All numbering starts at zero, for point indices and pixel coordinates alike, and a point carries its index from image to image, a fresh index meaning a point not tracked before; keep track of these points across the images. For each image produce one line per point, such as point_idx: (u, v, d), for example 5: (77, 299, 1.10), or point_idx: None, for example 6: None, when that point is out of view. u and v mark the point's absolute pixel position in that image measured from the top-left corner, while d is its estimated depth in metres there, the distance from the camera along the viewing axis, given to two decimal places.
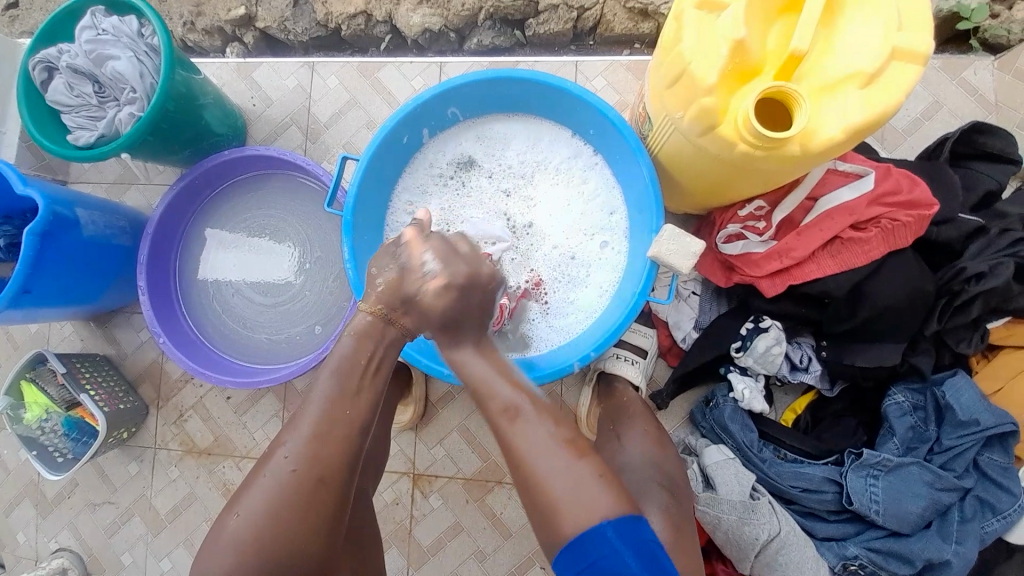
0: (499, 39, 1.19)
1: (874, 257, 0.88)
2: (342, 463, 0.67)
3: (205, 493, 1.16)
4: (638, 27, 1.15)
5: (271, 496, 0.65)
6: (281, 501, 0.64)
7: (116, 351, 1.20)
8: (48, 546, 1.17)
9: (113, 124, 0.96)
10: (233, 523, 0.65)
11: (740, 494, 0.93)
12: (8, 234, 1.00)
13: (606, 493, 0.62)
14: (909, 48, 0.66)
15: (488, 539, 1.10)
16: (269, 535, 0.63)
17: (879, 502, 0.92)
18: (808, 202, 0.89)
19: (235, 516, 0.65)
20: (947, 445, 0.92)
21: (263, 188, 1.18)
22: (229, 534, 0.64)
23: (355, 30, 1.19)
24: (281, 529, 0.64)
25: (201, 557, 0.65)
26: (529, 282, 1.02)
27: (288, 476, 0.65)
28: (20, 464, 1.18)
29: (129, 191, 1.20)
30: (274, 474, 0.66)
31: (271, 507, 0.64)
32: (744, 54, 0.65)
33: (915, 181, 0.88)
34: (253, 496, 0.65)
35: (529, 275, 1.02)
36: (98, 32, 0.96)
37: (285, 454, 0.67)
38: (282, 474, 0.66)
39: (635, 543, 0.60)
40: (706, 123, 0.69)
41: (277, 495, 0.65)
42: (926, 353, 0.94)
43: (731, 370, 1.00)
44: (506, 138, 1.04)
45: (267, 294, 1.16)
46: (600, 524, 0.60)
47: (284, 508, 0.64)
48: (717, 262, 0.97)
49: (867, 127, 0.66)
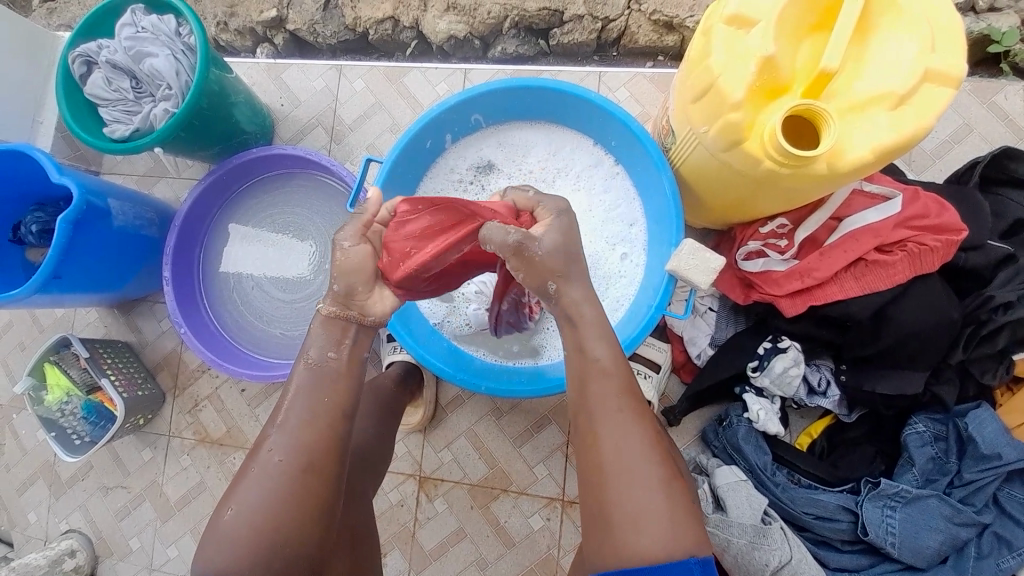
0: (523, 48, 1.19)
1: (898, 282, 0.85)
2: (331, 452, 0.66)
3: (213, 484, 1.17)
4: (663, 40, 1.15)
5: (261, 491, 0.62)
6: (267, 496, 0.62)
7: (136, 339, 1.22)
8: (59, 527, 1.19)
9: (148, 120, 0.99)
10: (227, 517, 0.62)
11: (751, 518, 0.91)
12: (41, 220, 1.03)
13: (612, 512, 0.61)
14: (943, 71, 0.64)
15: (490, 547, 1.09)
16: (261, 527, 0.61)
17: (895, 534, 0.89)
18: (832, 222, 0.88)
19: (229, 512, 0.63)
20: (967, 478, 0.89)
21: (287, 186, 1.20)
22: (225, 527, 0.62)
23: (382, 34, 1.21)
24: (272, 522, 0.61)
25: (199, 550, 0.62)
26: None
27: (277, 467, 0.63)
28: (37, 445, 1.21)
29: (158, 183, 1.23)
30: (262, 468, 0.63)
31: (265, 499, 0.62)
32: (773, 71, 0.65)
33: (944, 206, 0.85)
34: (244, 489, 0.63)
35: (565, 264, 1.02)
36: (138, 30, 0.99)
37: (271, 447, 0.64)
38: (272, 468, 0.63)
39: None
40: (731, 138, 0.69)
41: (265, 489, 0.62)
42: (949, 383, 0.91)
43: (746, 391, 0.98)
44: (529, 144, 1.04)
45: (285, 290, 1.18)
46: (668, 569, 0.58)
47: (274, 502, 0.62)
48: (736, 279, 0.96)
49: (897, 149, 0.65)
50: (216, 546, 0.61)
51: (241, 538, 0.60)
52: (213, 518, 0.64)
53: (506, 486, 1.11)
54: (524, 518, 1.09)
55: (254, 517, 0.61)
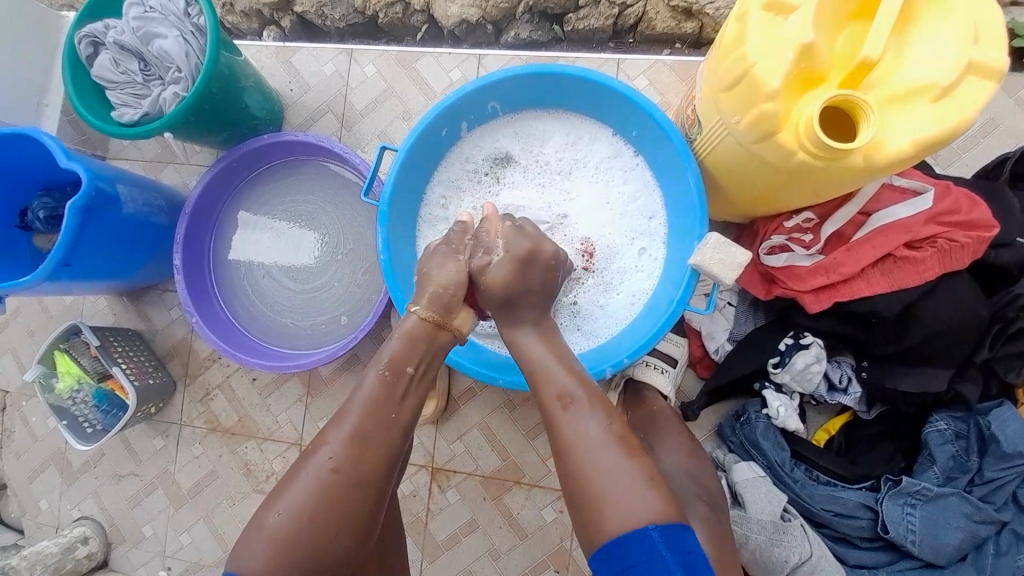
0: (537, 33, 1.16)
1: (927, 279, 0.84)
2: (386, 461, 0.66)
3: (225, 473, 1.17)
4: (681, 26, 1.11)
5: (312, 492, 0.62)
6: (316, 503, 0.61)
7: (146, 327, 1.21)
8: (71, 514, 1.19)
9: (157, 105, 0.96)
10: (273, 519, 0.62)
11: (771, 515, 0.91)
12: (48, 207, 1.01)
13: (637, 515, 0.59)
14: (987, 63, 0.62)
15: (503, 538, 1.09)
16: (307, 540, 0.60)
17: (916, 532, 0.89)
18: (860, 216, 0.86)
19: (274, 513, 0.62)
20: (988, 477, 0.88)
21: (298, 174, 1.18)
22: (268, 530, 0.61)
23: (392, 18, 1.18)
24: (324, 526, 0.61)
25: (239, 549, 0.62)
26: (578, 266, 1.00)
27: (328, 477, 0.63)
28: (48, 432, 1.21)
29: (166, 169, 1.21)
30: (315, 468, 0.63)
31: (314, 504, 0.61)
32: (811, 59, 0.62)
33: (976, 201, 0.83)
34: (295, 489, 0.63)
35: (581, 253, 1.00)
36: (146, 11, 0.97)
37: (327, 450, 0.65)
38: (321, 470, 0.63)
39: (681, 557, 0.58)
40: (764, 129, 0.67)
41: (316, 493, 0.62)
42: (973, 381, 0.90)
43: (766, 387, 0.97)
44: (546, 133, 1.02)
45: (296, 280, 1.16)
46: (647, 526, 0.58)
47: (326, 508, 0.62)
48: (758, 273, 0.94)
49: (936, 143, 0.63)
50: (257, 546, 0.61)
51: (289, 544, 0.60)
52: (258, 517, 0.63)
53: (519, 478, 1.10)
54: (537, 510, 1.09)
55: (301, 520, 0.61)
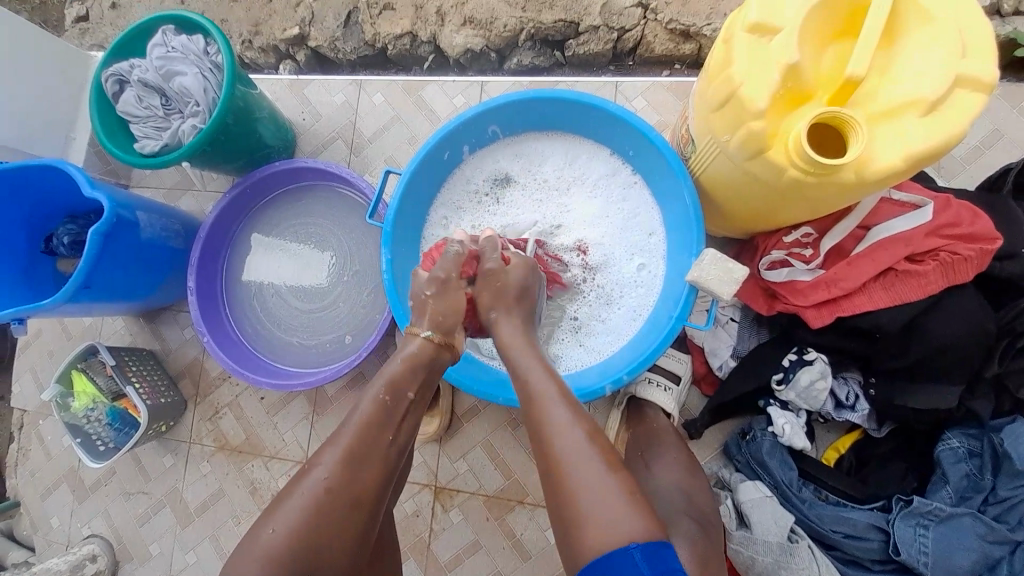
0: (539, 60, 1.20)
1: (930, 292, 0.83)
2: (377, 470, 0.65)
3: (232, 491, 1.18)
4: (679, 49, 1.14)
5: (304, 511, 0.61)
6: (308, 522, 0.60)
7: (160, 347, 1.25)
8: (82, 532, 1.21)
9: (176, 135, 1.01)
10: (264, 537, 0.60)
11: (777, 536, 0.88)
12: (72, 232, 1.06)
13: None
14: (974, 77, 0.63)
15: (507, 560, 1.08)
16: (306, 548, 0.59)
17: (929, 554, 0.85)
18: (859, 230, 0.86)
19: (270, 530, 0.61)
20: (1002, 496, 0.85)
21: (308, 198, 1.22)
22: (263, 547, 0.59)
23: (400, 49, 1.23)
24: (320, 543, 0.60)
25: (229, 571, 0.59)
26: (577, 282, 1.01)
27: (321, 498, 0.62)
28: (63, 450, 1.23)
29: (184, 195, 1.27)
30: (308, 489, 0.63)
31: (307, 520, 0.61)
32: (797, 78, 0.64)
33: (976, 214, 0.83)
34: (290, 507, 0.62)
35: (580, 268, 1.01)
36: (168, 50, 1.03)
37: (318, 474, 0.63)
38: (320, 488, 0.63)
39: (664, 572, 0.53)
40: (754, 147, 0.68)
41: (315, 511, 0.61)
42: (985, 398, 0.87)
43: (771, 404, 0.95)
44: (545, 154, 1.04)
45: (303, 300, 1.19)
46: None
47: (318, 530, 0.60)
48: (759, 288, 0.94)
49: (927, 157, 0.63)
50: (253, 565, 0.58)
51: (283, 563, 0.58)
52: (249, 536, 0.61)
53: (523, 497, 1.09)
54: (541, 531, 1.08)
55: (296, 538, 0.59)
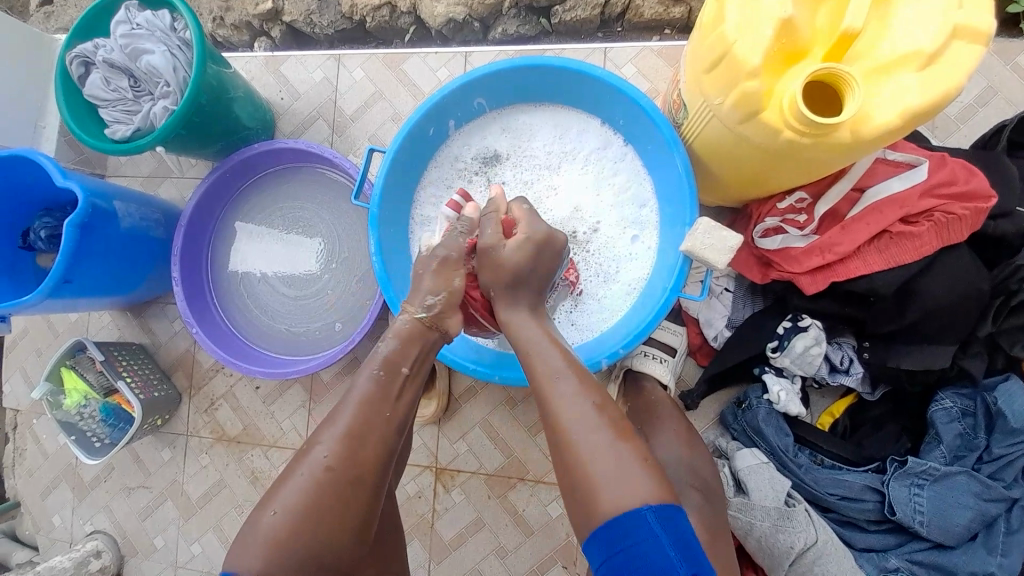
0: (524, 28, 1.16)
1: (925, 254, 0.82)
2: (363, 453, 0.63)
3: (233, 481, 1.18)
4: (669, 12, 1.11)
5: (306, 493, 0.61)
6: (317, 500, 0.60)
7: (150, 341, 1.23)
8: (85, 528, 1.21)
9: (148, 118, 0.97)
10: (268, 520, 0.60)
11: (774, 500, 0.90)
12: (49, 225, 1.02)
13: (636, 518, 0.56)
14: (972, 27, 0.61)
15: (510, 536, 1.09)
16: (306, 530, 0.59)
17: (924, 513, 0.87)
18: (853, 193, 0.85)
19: (270, 514, 0.60)
20: (996, 453, 0.87)
21: (294, 182, 1.18)
22: (264, 530, 0.59)
23: (379, 21, 1.19)
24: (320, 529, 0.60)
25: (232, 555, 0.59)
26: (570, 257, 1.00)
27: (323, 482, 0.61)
28: (59, 448, 1.22)
29: (163, 183, 1.23)
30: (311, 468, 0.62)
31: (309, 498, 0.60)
32: (791, 35, 0.62)
33: (972, 172, 0.82)
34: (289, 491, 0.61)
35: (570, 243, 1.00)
36: (133, 27, 0.97)
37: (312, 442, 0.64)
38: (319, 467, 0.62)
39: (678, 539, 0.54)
40: (748, 109, 0.66)
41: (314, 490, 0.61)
42: (978, 357, 0.88)
43: (766, 371, 0.96)
44: (533, 128, 1.02)
45: (292, 287, 1.17)
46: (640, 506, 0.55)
47: (323, 516, 0.60)
48: (753, 257, 0.93)
49: (924, 113, 0.62)
50: (254, 549, 0.58)
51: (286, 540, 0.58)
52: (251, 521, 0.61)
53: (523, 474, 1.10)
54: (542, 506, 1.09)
55: (302, 520, 0.59)
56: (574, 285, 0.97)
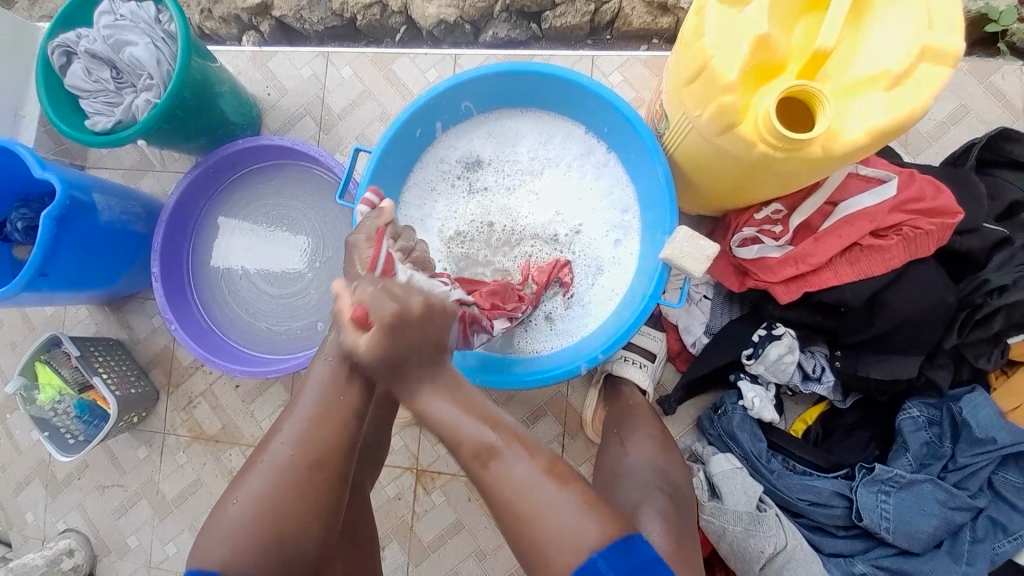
0: (514, 32, 1.17)
1: (893, 266, 0.85)
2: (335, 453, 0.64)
3: (211, 480, 1.17)
4: (656, 21, 1.13)
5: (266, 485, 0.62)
6: (276, 490, 0.61)
7: (128, 336, 1.21)
8: (56, 526, 1.19)
9: (130, 111, 0.96)
10: (231, 509, 0.62)
11: (746, 505, 0.92)
12: (25, 217, 1.00)
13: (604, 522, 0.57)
14: (939, 48, 0.63)
15: (488, 538, 1.10)
16: (267, 522, 0.61)
17: (890, 519, 0.89)
18: (826, 206, 0.87)
19: (233, 504, 0.62)
20: (961, 463, 0.89)
21: (278, 180, 1.18)
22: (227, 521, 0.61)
23: (370, 20, 1.19)
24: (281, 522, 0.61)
25: (197, 546, 0.62)
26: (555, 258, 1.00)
27: (297, 480, 0.62)
28: (32, 444, 1.20)
29: (145, 177, 1.21)
30: (271, 460, 0.63)
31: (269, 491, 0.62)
32: (767, 51, 0.63)
33: (939, 189, 0.85)
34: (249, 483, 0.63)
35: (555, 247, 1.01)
36: (116, 17, 0.97)
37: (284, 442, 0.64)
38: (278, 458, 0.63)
39: (637, 564, 0.56)
40: (724, 122, 0.67)
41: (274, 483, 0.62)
42: (943, 367, 0.91)
43: (741, 378, 0.98)
44: (519, 133, 1.02)
45: (275, 285, 1.16)
46: (590, 556, 0.56)
47: (282, 508, 0.61)
48: (730, 265, 0.95)
49: (892, 131, 0.64)
50: (218, 538, 0.61)
51: (248, 530, 0.60)
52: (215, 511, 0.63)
53: None
54: None
55: (262, 510, 0.61)
56: (568, 286, 0.99)
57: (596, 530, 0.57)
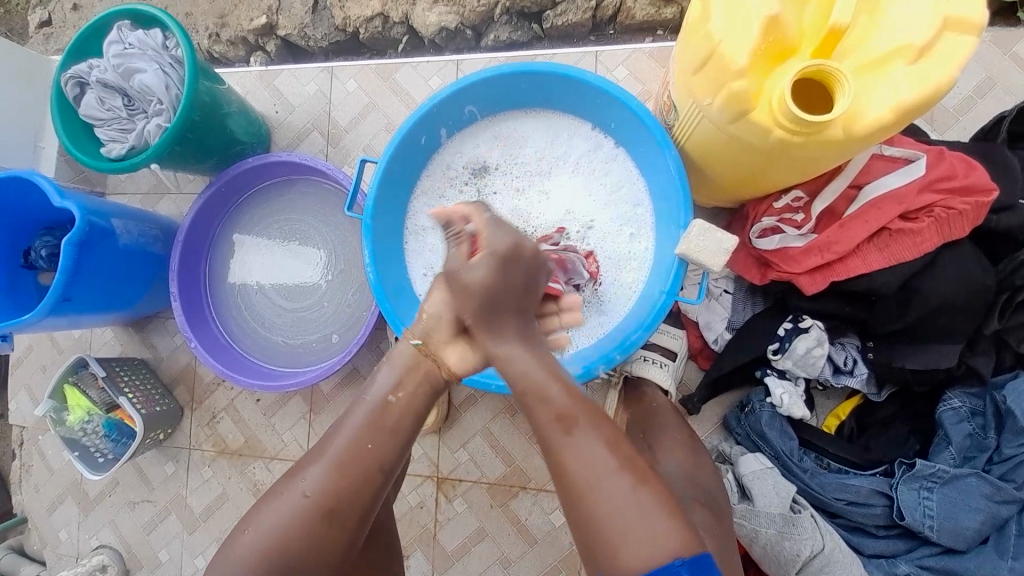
0: (516, 34, 1.16)
1: (926, 250, 0.80)
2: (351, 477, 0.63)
3: (236, 494, 1.18)
4: (661, 13, 1.10)
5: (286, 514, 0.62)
6: (293, 520, 0.62)
7: (151, 356, 1.23)
8: (90, 543, 1.22)
9: (142, 136, 0.98)
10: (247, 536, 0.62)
11: (779, 507, 0.88)
12: (49, 245, 1.03)
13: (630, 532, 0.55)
14: (964, 18, 0.59)
15: (513, 545, 1.08)
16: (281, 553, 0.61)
17: (934, 517, 0.85)
18: (851, 190, 0.84)
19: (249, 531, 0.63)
20: (1007, 454, 0.84)
21: (289, 195, 1.19)
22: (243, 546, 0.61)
23: (372, 32, 1.19)
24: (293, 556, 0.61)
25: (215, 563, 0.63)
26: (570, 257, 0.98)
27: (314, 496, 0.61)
28: (64, 464, 1.23)
29: (161, 200, 1.24)
30: (291, 490, 0.63)
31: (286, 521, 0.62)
32: (778, 32, 0.60)
33: (971, 166, 0.80)
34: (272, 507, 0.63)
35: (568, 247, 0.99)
36: (125, 46, 0.99)
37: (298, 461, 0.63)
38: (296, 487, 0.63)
39: None
40: (737, 109, 0.65)
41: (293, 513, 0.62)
42: (985, 354, 0.86)
43: (768, 374, 0.94)
44: (524, 135, 1.01)
45: (290, 298, 1.17)
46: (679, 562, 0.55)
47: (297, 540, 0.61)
48: (751, 258, 0.92)
49: (917, 108, 0.60)
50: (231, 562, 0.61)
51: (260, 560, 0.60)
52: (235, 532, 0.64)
53: (525, 483, 1.09)
54: (545, 514, 1.08)
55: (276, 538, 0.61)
56: (596, 277, 0.96)
57: (624, 534, 0.56)
